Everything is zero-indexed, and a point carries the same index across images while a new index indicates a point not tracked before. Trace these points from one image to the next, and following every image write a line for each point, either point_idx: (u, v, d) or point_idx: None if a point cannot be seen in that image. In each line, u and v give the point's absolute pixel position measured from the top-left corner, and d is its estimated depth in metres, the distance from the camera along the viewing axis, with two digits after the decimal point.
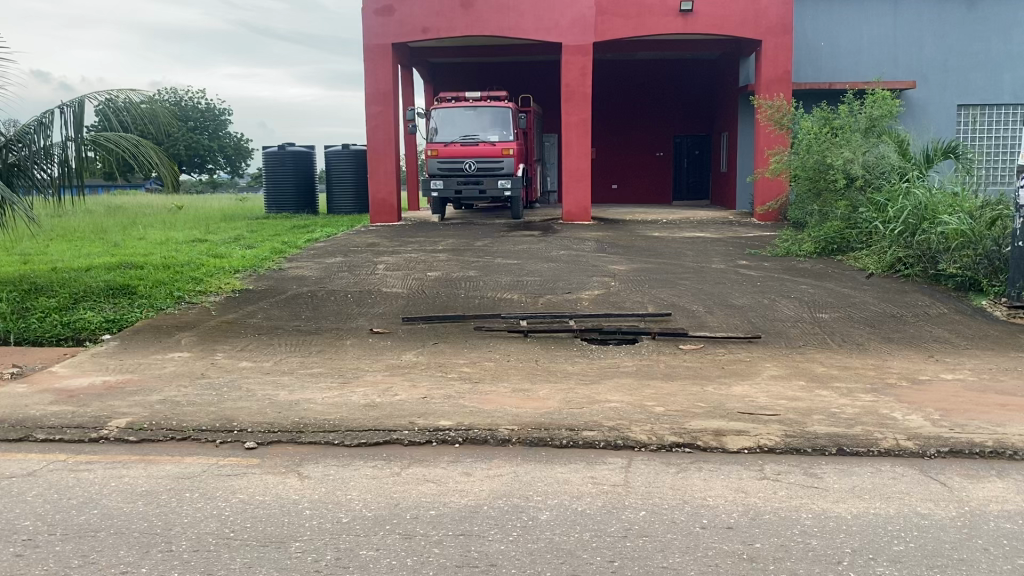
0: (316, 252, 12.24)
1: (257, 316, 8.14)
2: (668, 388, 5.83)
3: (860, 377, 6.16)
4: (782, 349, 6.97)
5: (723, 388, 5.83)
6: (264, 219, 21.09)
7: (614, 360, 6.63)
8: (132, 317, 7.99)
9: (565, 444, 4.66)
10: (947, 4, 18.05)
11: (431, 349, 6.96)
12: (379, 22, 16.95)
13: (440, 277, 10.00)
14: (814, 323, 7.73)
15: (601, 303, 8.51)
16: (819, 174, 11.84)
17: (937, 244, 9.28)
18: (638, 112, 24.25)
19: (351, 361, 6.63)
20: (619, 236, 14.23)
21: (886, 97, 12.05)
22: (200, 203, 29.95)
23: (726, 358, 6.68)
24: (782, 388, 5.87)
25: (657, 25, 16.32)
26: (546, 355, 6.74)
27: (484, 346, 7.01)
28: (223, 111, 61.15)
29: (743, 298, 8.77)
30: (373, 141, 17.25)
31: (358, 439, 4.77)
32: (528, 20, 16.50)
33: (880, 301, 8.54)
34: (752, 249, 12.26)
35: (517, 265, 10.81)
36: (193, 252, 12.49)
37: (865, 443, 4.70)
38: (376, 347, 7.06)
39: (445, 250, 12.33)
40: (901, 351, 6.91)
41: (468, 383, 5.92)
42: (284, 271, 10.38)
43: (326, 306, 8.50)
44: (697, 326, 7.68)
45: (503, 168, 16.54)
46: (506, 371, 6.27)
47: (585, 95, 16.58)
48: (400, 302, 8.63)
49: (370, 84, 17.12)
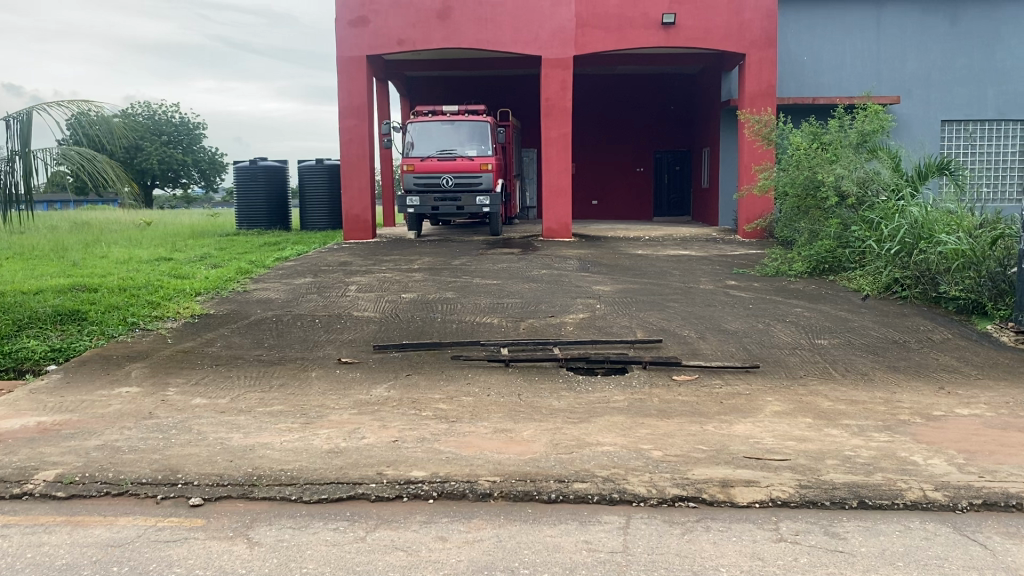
0: (284, 272, 11.66)
1: (215, 344, 7.55)
2: (665, 427, 5.30)
3: (870, 414, 5.68)
4: (783, 381, 6.48)
5: (724, 428, 5.31)
6: (234, 235, 20.46)
7: (603, 394, 6.08)
8: (80, 346, 7.35)
9: (554, 499, 4.12)
10: (930, 18, 17.87)
11: (404, 381, 6.39)
12: (353, 33, 16.41)
13: (415, 299, 9.45)
14: (814, 351, 7.26)
15: (587, 328, 7.98)
16: (808, 191, 11.44)
17: (937, 265, 8.88)
18: (618, 126, 23.88)
19: (316, 397, 6.04)
20: (602, 254, 13.73)
21: (878, 112, 11.68)
22: (170, 218, 29.27)
23: (723, 392, 6.17)
24: (789, 428, 5.35)
25: (638, 39, 15.96)
26: (530, 389, 6.19)
27: (463, 378, 6.44)
28: (197, 124, 60.42)
29: (737, 322, 8.28)
30: (347, 156, 16.68)
31: (318, 495, 4.20)
32: (507, 33, 16.05)
33: (880, 326, 8.09)
34: (740, 269, 11.84)
35: (497, 285, 10.29)
36: (155, 272, 11.87)
37: (888, 494, 4.20)
38: (344, 380, 6.47)
39: (421, 269, 11.80)
40: (911, 383, 6.43)
41: (443, 423, 5.36)
42: (249, 294, 9.77)
43: (291, 332, 7.91)
44: (690, 354, 7.18)
45: (482, 184, 16.04)
46: (485, 408, 5.71)
47: (565, 109, 16.14)
48: (372, 328, 8.06)
49: (344, 97, 16.55)
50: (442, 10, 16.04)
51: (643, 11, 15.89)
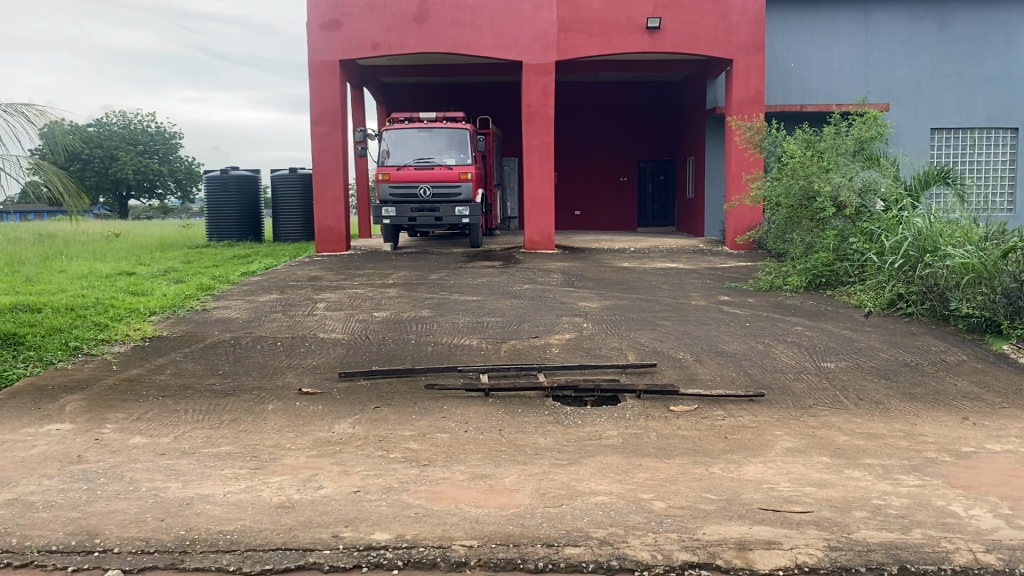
0: (249, 288, 10.96)
1: (164, 372, 6.83)
2: (666, 470, 4.66)
3: (892, 451, 5.07)
4: (790, 412, 5.86)
5: (732, 471, 4.68)
6: (202, 247, 19.67)
7: (594, 429, 5.44)
8: (12, 374, 6.60)
9: (540, 569, 3.46)
10: (918, 25, 17.48)
11: (371, 416, 5.70)
12: (325, 37, 15.72)
13: (388, 317, 8.78)
14: (821, 376, 6.67)
15: (574, 350, 7.34)
16: (802, 201, 10.89)
17: (946, 280, 8.34)
18: (602, 134, 23.35)
19: (271, 436, 5.34)
20: (586, 266, 13.11)
21: (875, 118, 11.18)
22: (138, 229, 28.43)
23: (727, 425, 5.56)
24: (805, 470, 4.73)
25: (622, 44, 15.44)
26: (512, 423, 5.54)
27: (437, 412, 5.77)
28: (174, 134, 59.52)
29: (734, 343, 7.67)
30: (320, 164, 15.96)
31: (261, 564, 3.52)
32: (486, 36, 15.46)
33: (889, 347, 7.51)
34: (731, 283, 11.26)
35: (476, 302, 9.66)
36: (110, 288, 11.11)
37: (932, 557, 3.58)
38: (304, 414, 5.78)
39: (396, 284, 11.12)
40: (931, 413, 5.84)
41: (413, 468, 4.69)
42: (208, 313, 9.04)
43: (249, 357, 7.20)
44: (688, 380, 6.55)
45: (461, 194, 15.39)
46: (462, 448, 5.04)
47: (548, 116, 15.54)
48: (339, 351, 7.38)
49: (316, 103, 15.85)
50: (419, 13, 15.43)
51: (627, 15, 15.37)
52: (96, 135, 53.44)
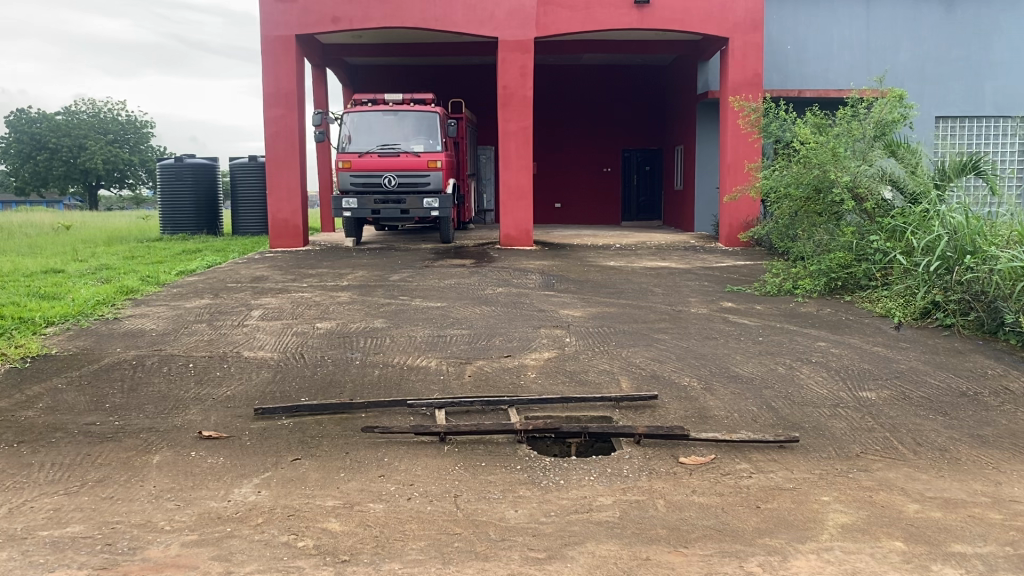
0: (180, 290, 9.50)
1: (35, 407, 5.33)
2: (683, 570, 3.30)
3: (986, 532, 3.73)
4: (836, 466, 4.52)
5: (777, 570, 3.32)
6: (154, 242, 18.02)
7: (580, 496, 4.06)
8: None
9: None
10: (923, 6, 16.20)
11: (288, 475, 4.29)
12: (280, 8, 14.20)
13: (332, 329, 7.34)
14: (861, 412, 5.33)
15: (555, 375, 5.95)
16: (813, 194, 9.58)
17: (995, 287, 7.03)
18: (584, 120, 21.99)
19: (142, 508, 3.90)
20: (568, 266, 11.73)
21: (898, 99, 9.83)
22: (95, 220, 26.68)
23: (757, 487, 4.21)
24: (876, 566, 3.37)
25: (608, 19, 14.04)
26: (472, 487, 4.14)
27: (375, 468, 4.37)
28: (144, 123, 57.60)
29: (749, 365, 6.31)
30: (273, 151, 14.44)
31: None
32: (459, 10, 14.00)
33: (937, 370, 6.19)
34: (733, 285, 9.96)
35: (440, 309, 8.25)
36: (19, 291, 9.56)
37: None
38: (196, 471, 4.35)
39: (351, 286, 9.71)
40: (1016, 466, 4.51)
41: (328, 569, 3.29)
42: (118, 324, 7.55)
43: (148, 386, 5.74)
44: (698, 417, 5.19)
45: (430, 183, 14.00)
46: (400, 530, 3.65)
47: (526, 98, 14.11)
48: (263, 377, 5.92)
49: (269, 82, 14.31)
50: None
51: None
52: (64, 123, 51.64)
